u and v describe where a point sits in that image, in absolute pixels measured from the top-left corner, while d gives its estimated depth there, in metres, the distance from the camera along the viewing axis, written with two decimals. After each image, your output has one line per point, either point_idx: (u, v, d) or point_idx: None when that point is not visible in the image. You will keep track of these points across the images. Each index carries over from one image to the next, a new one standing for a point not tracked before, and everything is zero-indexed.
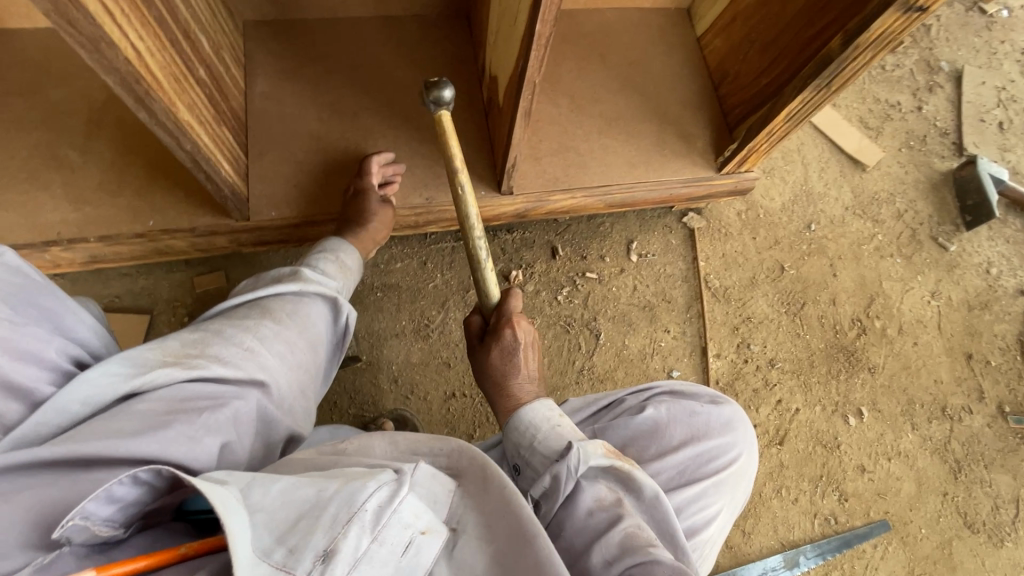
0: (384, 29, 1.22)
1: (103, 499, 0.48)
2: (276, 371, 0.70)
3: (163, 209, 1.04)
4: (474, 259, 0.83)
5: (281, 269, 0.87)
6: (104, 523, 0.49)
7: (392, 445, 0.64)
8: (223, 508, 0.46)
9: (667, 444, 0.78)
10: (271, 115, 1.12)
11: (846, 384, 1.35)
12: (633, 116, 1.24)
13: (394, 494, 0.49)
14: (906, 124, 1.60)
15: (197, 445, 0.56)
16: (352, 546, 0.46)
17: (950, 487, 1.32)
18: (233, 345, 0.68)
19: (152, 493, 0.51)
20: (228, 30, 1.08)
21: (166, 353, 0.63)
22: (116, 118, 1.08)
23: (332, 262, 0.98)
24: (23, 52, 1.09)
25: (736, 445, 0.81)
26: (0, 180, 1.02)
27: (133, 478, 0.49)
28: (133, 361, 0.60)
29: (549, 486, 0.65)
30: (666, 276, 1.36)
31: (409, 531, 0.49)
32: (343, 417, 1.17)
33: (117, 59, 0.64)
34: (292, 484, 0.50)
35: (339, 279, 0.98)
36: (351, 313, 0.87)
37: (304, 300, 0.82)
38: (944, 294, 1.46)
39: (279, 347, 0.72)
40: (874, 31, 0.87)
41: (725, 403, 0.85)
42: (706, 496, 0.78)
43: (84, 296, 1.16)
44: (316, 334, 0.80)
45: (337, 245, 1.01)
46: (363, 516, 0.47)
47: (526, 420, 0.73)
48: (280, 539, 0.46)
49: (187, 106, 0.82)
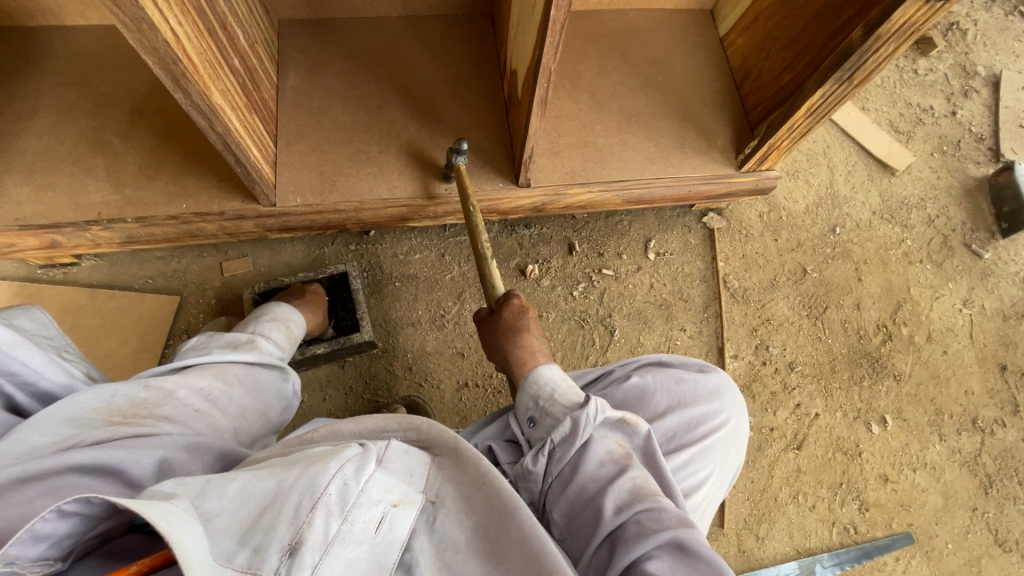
0: (411, 28, 1.26)
1: (27, 540, 0.44)
2: (226, 429, 0.69)
3: (196, 194, 1.09)
4: (481, 256, 0.95)
5: (236, 334, 0.83)
6: (36, 563, 0.45)
7: (357, 425, 0.63)
8: (167, 524, 0.42)
9: (653, 412, 0.78)
10: (301, 107, 1.16)
11: (869, 391, 1.31)
12: (653, 113, 1.24)
13: (360, 470, 0.51)
14: (940, 129, 1.56)
15: (140, 452, 0.56)
16: (319, 533, 0.46)
17: (979, 503, 1.26)
18: (181, 404, 0.66)
19: (88, 521, 0.47)
20: (264, 27, 1.13)
21: (111, 413, 0.60)
22: (158, 108, 1.14)
23: (280, 328, 0.92)
24: (76, 47, 1.17)
25: (723, 412, 0.80)
26: (50, 163, 1.09)
27: (58, 513, 0.44)
28: (73, 421, 0.57)
29: (569, 431, 0.66)
30: (684, 275, 1.35)
31: (380, 506, 0.51)
32: (358, 402, 1.20)
33: (157, 40, 0.69)
34: (249, 480, 0.51)
35: (287, 348, 0.91)
36: (297, 381, 0.86)
37: (256, 374, 0.78)
38: (977, 302, 1.41)
39: (229, 408, 0.71)
40: (895, 21, 0.86)
41: (713, 371, 0.84)
42: (693, 462, 0.77)
43: (120, 276, 1.22)
44: (267, 402, 0.79)
45: (286, 312, 0.97)
46: (327, 500, 0.48)
47: (547, 376, 0.76)
48: (243, 540, 0.46)
49: (220, 91, 0.86)
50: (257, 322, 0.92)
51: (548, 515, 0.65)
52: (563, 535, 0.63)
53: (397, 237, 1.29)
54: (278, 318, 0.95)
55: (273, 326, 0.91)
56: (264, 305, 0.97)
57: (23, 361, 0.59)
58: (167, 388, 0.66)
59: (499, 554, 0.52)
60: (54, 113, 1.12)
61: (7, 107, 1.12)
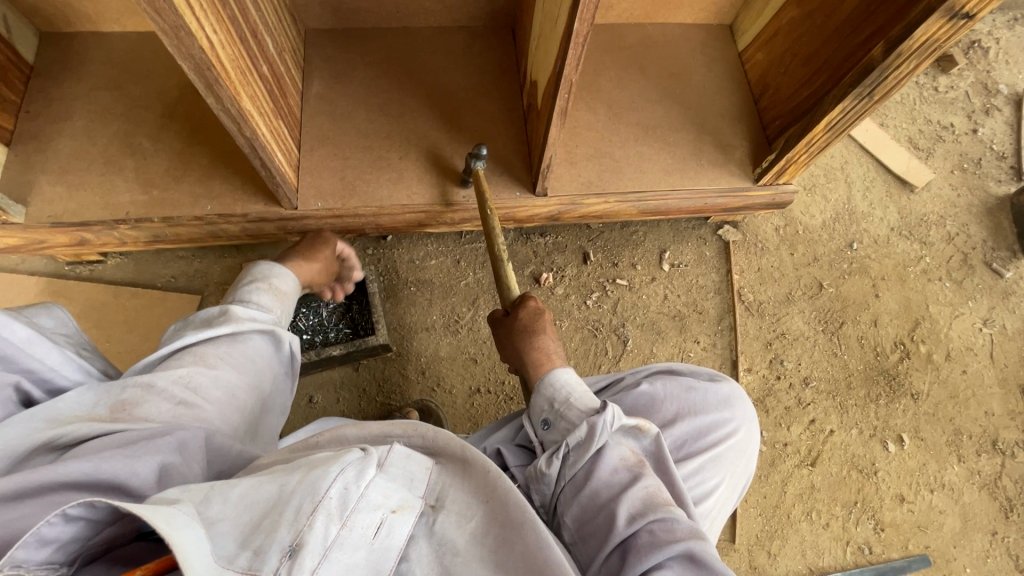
0: (433, 39, 1.28)
1: (33, 544, 0.43)
2: (215, 417, 0.68)
3: (220, 196, 1.12)
4: (497, 258, 0.97)
5: (210, 309, 0.80)
6: (42, 567, 0.44)
7: (361, 430, 0.62)
8: (170, 528, 0.43)
9: (664, 419, 0.77)
10: (324, 113, 1.19)
11: (886, 409, 1.29)
12: (670, 126, 1.25)
13: (360, 475, 0.51)
14: (960, 146, 1.55)
15: (136, 461, 0.54)
16: (319, 537, 0.47)
17: (999, 527, 1.23)
18: (161, 398, 0.65)
19: (93, 526, 0.47)
20: (292, 36, 1.17)
21: (89, 416, 0.60)
22: (187, 112, 1.18)
23: (266, 291, 0.87)
24: (111, 52, 1.21)
25: (733, 421, 0.79)
26: (82, 163, 1.12)
27: (63, 516, 0.44)
28: (52, 419, 0.57)
29: (584, 437, 0.66)
30: (698, 287, 1.35)
31: (379, 512, 0.51)
32: (371, 404, 1.21)
33: (194, 47, 0.71)
34: (250, 486, 0.50)
35: (277, 310, 0.87)
36: (293, 341, 0.85)
37: (239, 339, 0.78)
38: (998, 322, 1.39)
39: (217, 393, 0.70)
40: (918, 38, 0.86)
41: (723, 380, 0.83)
42: (703, 471, 0.76)
43: (144, 275, 1.25)
44: (258, 372, 0.78)
45: (270, 269, 0.90)
46: (328, 504, 0.48)
47: (562, 380, 0.76)
48: (245, 542, 0.46)
49: (249, 97, 0.89)
50: (242, 285, 0.87)
51: (558, 519, 0.66)
52: (574, 539, 0.63)
53: (414, 242, 1.31)
54: (265, 277, 0.89)
55: (258, 291, 0.86)
56: (252, 266, 0.92)
57: (39, 360, 0.61)
58: (147, 382, 0.66)
59: (501, 562, 0.53)
60: (87, 115, 1.16)
61: (43, 108, 1.16)
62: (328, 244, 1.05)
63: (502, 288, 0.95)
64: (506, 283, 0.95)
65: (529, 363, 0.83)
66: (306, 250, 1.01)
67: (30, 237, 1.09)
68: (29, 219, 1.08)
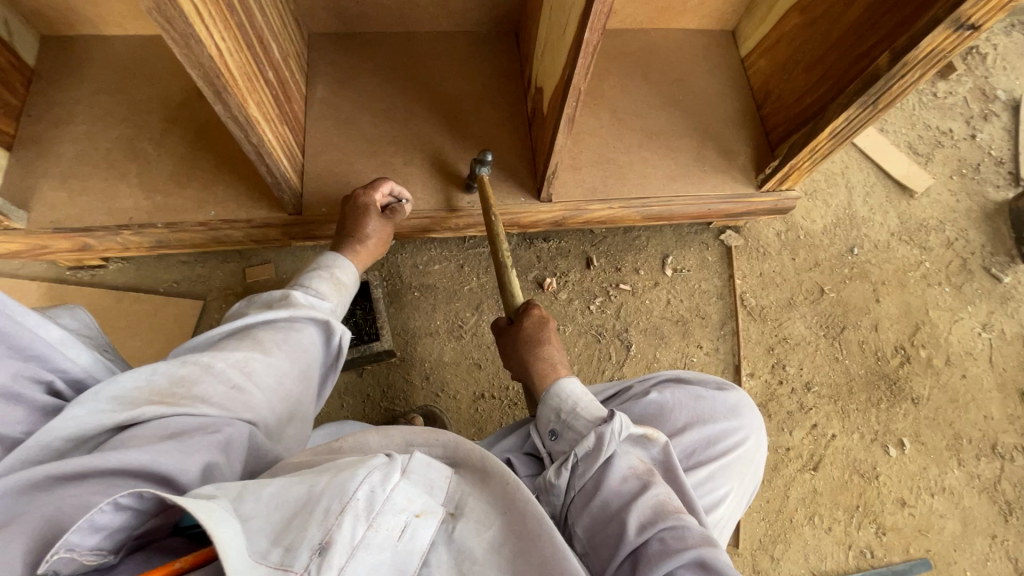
0: (438, 44, 1.28)
1: (87, 529, 0.45)
2: (263, 407, 0.68)
3: (224, 202, 1.12)
4: (501, 265, 0.97)
5: (274, 292, 0.86)
6: (92, 553, 0.46)
7: (384, 438, 0.65)
8: (211, 520, 0.45)
9: (673, 426, 0.77)
10: (328, 119, 1.19)
11: (887, 413, 1.30)
12: (673, 132, 1.26)
13: (385, 478, 0.52)
14: (958, 152, 1.56)
15: (188, 458, 0.55)
16: (347, 536, 0.47)
17: (999, 530, 1.25)
18: (219, 379, 0.65)
19: (140, 515, 0.49)
20: (296, 41, 1.16)
21: (151, 390, 0.61)
22: (190, 116, 1.17)
23: (326, 280, 0.92)
24: (112, 55, 1.20)
25: (742, 430, 0.79)
26: (85, 168, 1.12)
27: (116, 504, 0.46)
28: (118, 398, 0.59)
29: (593, 446, 0.67)
30: (701, 291, 1.36)
31: (403, 515, 0.51)
32: (375, 410, 1.21)
33: (203, 55, 0.71)
34: (282, 486, 0.52)
35: (333, 298, 0.92)
36: (345, 334, 0.87)
37: (294, 326, 0.80)
38: (997, 326, 1.40)
39: (268, 381, 0.71)
40: (923, 49, 0.86)
41: (731, 389, 0.84)
42: (713, 479, 0.76)
43: (146, 280, 1.24)
44: (308, 362, 0.79)
45: (334, 259, 0.96)
46: (355, 505, 0.49)
47: (568, 390, 0.76)
48: (276, 539, 0.47)
49: (256, 103, 0.89)
50: (307, 274, 0.94)
51: (569, 529, 0.66)
52: (585, 550, 0.63)
53: (417, 247, 1.31)
54: (327, 267, 0.95)
55: (320, 279, 0.92)
56: (321, 256, 0.98)
57: (72, 360, 0.61)
58: (204, 362, 0.66)
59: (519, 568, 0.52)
60: (89, 120, 1.15)
61: (45, 112, 1.15)
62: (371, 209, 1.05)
63: (506, 294, 0.95)
64: (510, 290, 0.95)
65: (535, 371, 0.83)
66: (360, 225, 1.03)
67: (32, 243, 1.08)
68: (32, 225, 1.07)
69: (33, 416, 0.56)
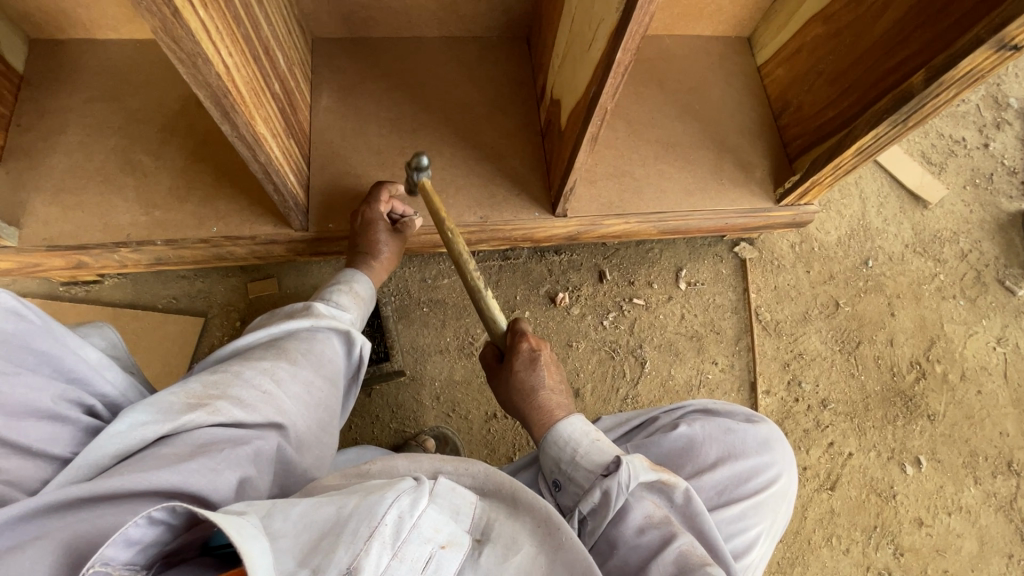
0: (445, 49, 1.23)
1: (120, 543, 0.44)
2: (294, 413, 0.67)
3: (227, 217, 1.07)
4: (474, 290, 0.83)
5: (295, 304, 0.84)
6: (126, 568, 0.45)
7: (413, 463, 0.63)
8: (240, 538, 0.43)
9: (703, 462, 0.76)
10: (334, 129, 1.14)
11: (903, 430, 1.29)
12: (690, 143, 1.22)
13: (415, 503, 0.49)
14: (972, 160, 1.53)
15: (219, 476, 0.53)
16: (373, 564, 0.44)
17: (1015, 549, 1.24)
18: (252, 385, 0.64)
19: (172, 531, 0.47)
20: (300, 47, 1.11)
21: (187, 394, 0.60)
22: (188, 126, 1.12)
23: (347, 293, 0.92)
24: (104, 60, 1.14)
25: (773, 465, 0.79)
26: (79, 181, 1.06)
27: (149, 518, 0.45)
28: (154, 407, 0.56)
29: (599, 502, 0.65)
30: (716, 305, 1.33)
31: (429, 546, 0.48)
32: (384, 431, 1.18)
33: (210, 74, 0.66)
34: (311, 505, 0.49)
35: (354, 310, 0.91)
36: (365, 345, 0.85)
37: (319, 335, 0.79)
38: (1011, 340, 1.39)
39: (298, 388, 0.69)
40: (962, 69, 0.84)
41: (761, 422, 0.83)
42: (746, 517, 0.75)
43: (145, 296, 1.20)
44: (334, 372, 0.78)
45: (351, 275, 0.96)
46: (383, 531, 0.46)
47: (566, 435, 0.73)
48: (303, 560, 0.44)
49: (263, 119, 0.84)
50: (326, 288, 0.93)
51: None
52: None
53: (426, 261, 1.26)
54: (347, 283, 0.94)
55: (341, 292, 0.91)
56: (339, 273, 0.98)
57: (111, 384, 0.61)
58: (235, 371, 0.65)
59: None
60: (83, 130, 1.09)
61: (35, 122, 1.09)
62: (376, 224, 1.03)
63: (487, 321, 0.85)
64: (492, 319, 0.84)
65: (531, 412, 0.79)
66: (371, 238, 1.02)
67: (25, 261, 1.03)
68: (23, 242, 1.02)
69: (77, 439, 0.55)
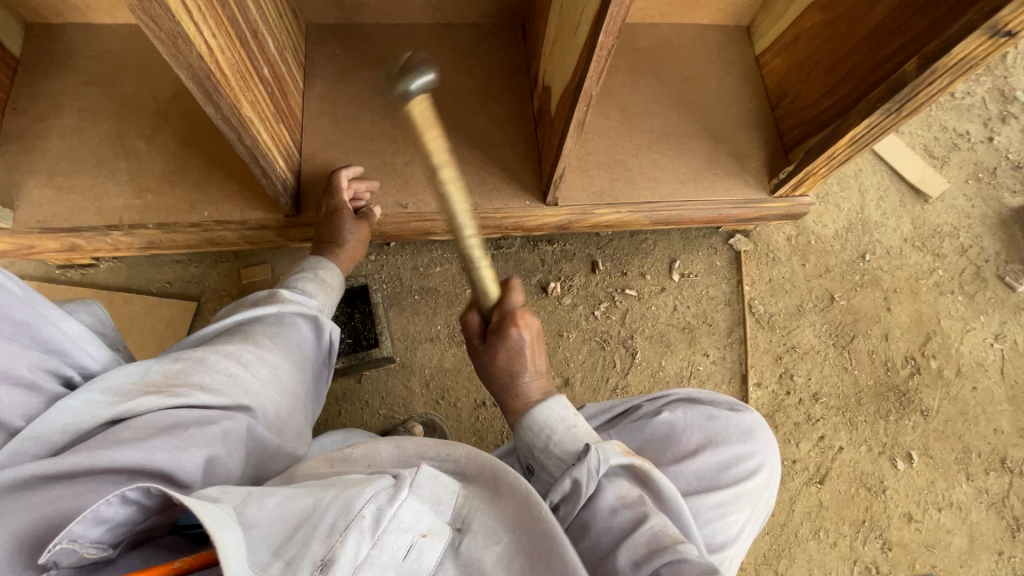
0: (439, 36, 1.22)
1: (91, 521, 0.45)
2: (262, 395, 0.67)
3: (218, 202, 1.08)
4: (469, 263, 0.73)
5: (260, 292, 0.85)
6: (94, 545, 0.46)
7: (396, 449, 0.63)
8: (214, 525, 0.43)
9: (684, 449, 0.77)
10: (326, 116, 1.14)
11: (895, 426, 1.28)
12: (684, 133, 1.21)
13: (393, 496, 0.49)
14: (975, 155, 1.50)
15: (184, 453, 0.53)
16: (351, 554, 0.45)
17: (1006, 546, 1.23)
18: (216, 369, 0.64)
19: (144, 511, 0.48)
20: (293, 33, 1.11)
21: (148, 380, 0.60)
22: (182, 110, 1.12)
23: (313, 281, 0.93)
24: (99, 44, 1.15)
25: (756, 453, 0.79)
26: (72, 164, 1.07)
27: (121, 498, 0.45)
28: (113, 393, 0.57)
29: (569, 490, 0.64)
30: (709, 297, 1.32)
31: (409, 535, 0.48)
32: (373, 417, 1.18)
33: (191, 55, 0.66)
34: (288, 496, 0.50)
35: (321, 297, 0.93)
36: (334, 329, 0.87)
37: (285, 320, 0.80)
38: (1009, 337, 1.37)
39: (265, 370, 0.70)
40: (955, 55, 0.82)
41: (745, 411, 0.83)
42: (727, 505, 0.74)
43: (139, 280, 1.21)
44: (302, 356, 0.79)
45: (319, 262, 0.98)
46: (361, 523, 0.46)
47: (541, 420, 0.73)
48: (278, 551, 0.45)
49: (249, 103, 0.84)
50: (293, 276, 0.95)
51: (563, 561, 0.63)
52: None
53: (418, 249, 1.26)
54: (312, 270, 0.96)
55: (309, 280, 0.93)
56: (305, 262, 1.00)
57: (92, 357, 0.61)
58: (199, 356, 0.65)
59: None
60: (77, 114, 1.10)
61: (31, 105, 1.10)
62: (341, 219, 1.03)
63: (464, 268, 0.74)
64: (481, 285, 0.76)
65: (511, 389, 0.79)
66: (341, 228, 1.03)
67: (18, 244, 1.04)
68: (17, 224, 1.03)
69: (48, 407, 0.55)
